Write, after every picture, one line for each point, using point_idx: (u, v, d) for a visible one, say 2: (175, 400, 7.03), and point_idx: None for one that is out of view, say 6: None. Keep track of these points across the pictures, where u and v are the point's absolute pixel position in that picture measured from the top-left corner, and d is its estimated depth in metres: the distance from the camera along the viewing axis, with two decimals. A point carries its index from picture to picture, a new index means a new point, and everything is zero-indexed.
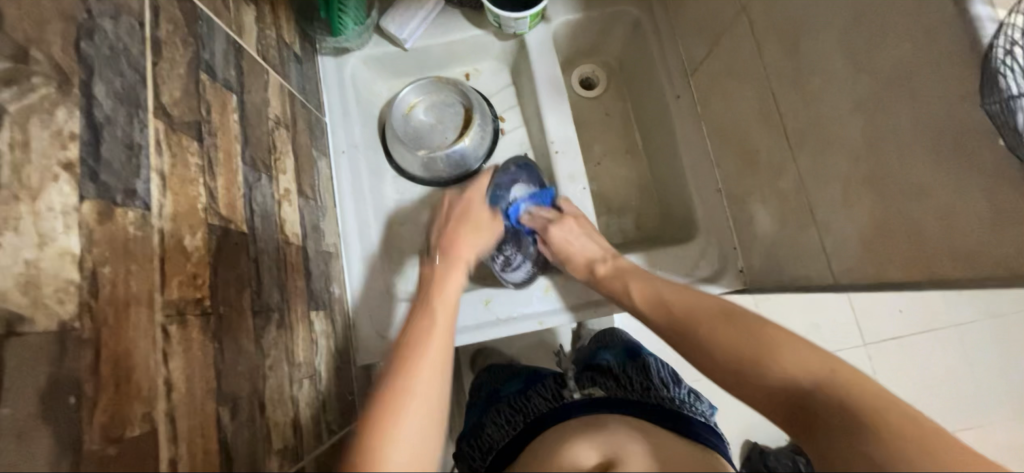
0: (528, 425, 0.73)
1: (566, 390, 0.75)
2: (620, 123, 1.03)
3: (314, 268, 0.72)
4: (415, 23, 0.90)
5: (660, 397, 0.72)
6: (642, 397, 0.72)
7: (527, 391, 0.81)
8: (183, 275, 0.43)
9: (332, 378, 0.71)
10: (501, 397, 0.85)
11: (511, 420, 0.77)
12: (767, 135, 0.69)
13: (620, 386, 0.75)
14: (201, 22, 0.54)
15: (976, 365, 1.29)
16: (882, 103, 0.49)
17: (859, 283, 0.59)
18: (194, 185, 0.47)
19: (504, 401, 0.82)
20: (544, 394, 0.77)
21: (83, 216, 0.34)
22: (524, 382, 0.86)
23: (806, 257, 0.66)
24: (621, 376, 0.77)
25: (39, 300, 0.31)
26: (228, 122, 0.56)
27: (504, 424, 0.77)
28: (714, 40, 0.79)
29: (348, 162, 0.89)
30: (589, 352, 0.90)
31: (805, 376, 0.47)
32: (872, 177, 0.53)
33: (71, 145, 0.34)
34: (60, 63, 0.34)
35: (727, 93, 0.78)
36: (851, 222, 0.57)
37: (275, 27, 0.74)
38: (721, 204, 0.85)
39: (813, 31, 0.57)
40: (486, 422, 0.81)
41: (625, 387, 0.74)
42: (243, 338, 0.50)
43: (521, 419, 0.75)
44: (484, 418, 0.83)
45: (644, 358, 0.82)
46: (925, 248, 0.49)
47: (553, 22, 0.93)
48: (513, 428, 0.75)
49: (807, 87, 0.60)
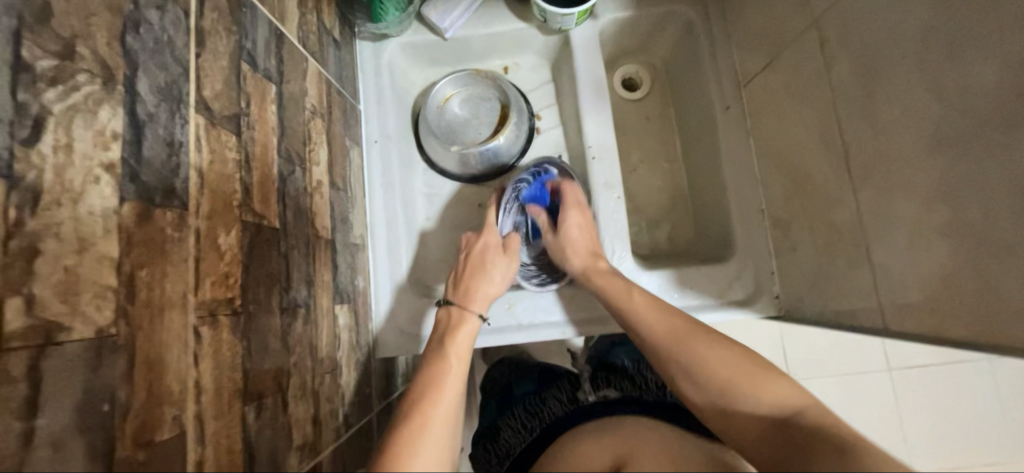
0: (546, 431, 0.72)
1: (581, 393, 0.74)
2: (661, 129, 0.99)
3: (341, 261, 0.72)
4: (457, 12, 0.87)
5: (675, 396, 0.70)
6: (657, 397, 0.71)
7: (541, 392, 0.79)
8: (216, 274, 0.42)
9: (352, 372, 0.71)
10: (516, 398, 0.84)
11: (528, 423, 0.76)
12: (825, 162, 0.64)
13: (635, 386, 0.73)
14: (245, 9, 0.52)
15: (1008, 402, 1.21)
16: (970, 146, 0.45)
17: (913, 332, 0.54)
18: (231, 181, 0.46)
19: (520, 399, 0.82)
20: (559, 397, 0.75)
21: (122, 219, 0.33)
22: (540, 382, 0.85)
23: (855, 296, 0.62)
24: (635, 375, 0.75)
25: (78, 307, 0.30)
26: (267, 114, 0.55)
27: (521, 428, 0.76)
28: (775, 52, 0.74)
29: (380, 153, 0.87)
30: (601, 347, 0.88)
31: (792, 401, 0.50)
32: (946, 225, 0.48)
33: (113, 145, 0.33)
34: (105, 58, 0.33)
35: (784, 110, 0.73)
36: (913, 267, 0.53)
37: (317, 12, 0.72)
38: (763, 227, 0.81)
39: (894, 57, 0.52)
40: (501, 423, 0.80)
41: (640, 387, 0.73)
42: (270, 336, 0.50)
43: (538, 424, 0.74)
44: (499, 419, 0.81)
45: None
46: (1000, 311, 0.44)
47: (600, 19, 0.89)
48: (530, 433, 0.74)
49: (878, 118, 0.55)
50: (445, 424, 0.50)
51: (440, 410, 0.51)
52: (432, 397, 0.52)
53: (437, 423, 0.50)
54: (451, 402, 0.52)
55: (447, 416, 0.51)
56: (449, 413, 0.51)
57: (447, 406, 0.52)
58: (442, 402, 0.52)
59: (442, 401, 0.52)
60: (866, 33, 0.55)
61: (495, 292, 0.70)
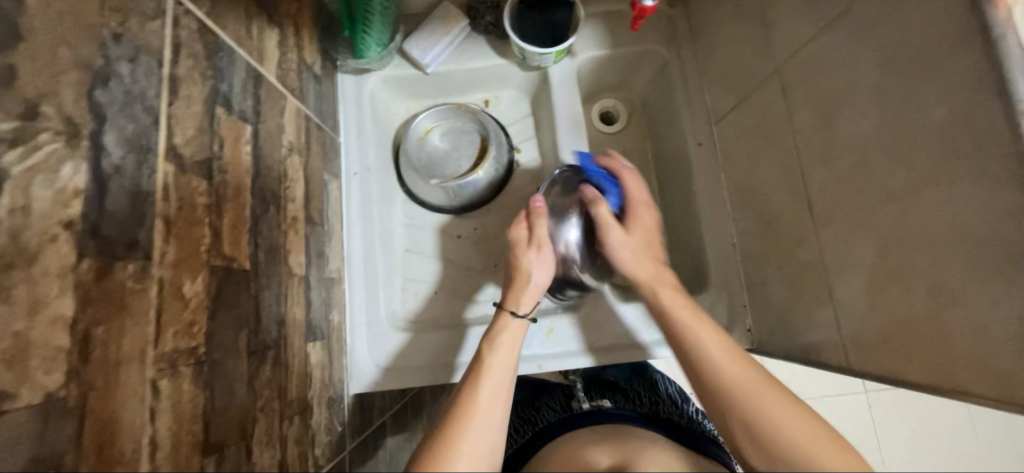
0: (538, 433, 0.72)
1: (575, 401, 0.75)
2: (638, 162, 1.01)
3: (315, 297, 0.71)
4: (438, 48, 0.89)
5: (668, 412, 0.73)
6: (652, 410, 0.74)
7: (536, 403, 0.81)
8: (179, 324, 0.42)
9: (323, 410, 0.70)
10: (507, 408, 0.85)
11: (520, 430, 0.76)
12: (790, 203, 0.67)
13: (629, 401, 0.76)
14: (221, 52, 0.53)
15: (980, 426, 1.24)
16: (916, 198, 0.47)
17: (875, 372, 0.56)
18: (200, 227, 0.46)
19: (513, 410, 0.82)
20: (554, 406, 0.76)
21: (79, 276, 0.33)
22: (531, 393, 0.85)
23: (820, 335, 0.64)
24: (630, 393, 0.79)
25: (26, 373, 0.30)
26: (241, 155, 0.55)
27: (513, 434, 0.76)
28: (742, 95, 0.77)
29: (359, 185, 0.88)
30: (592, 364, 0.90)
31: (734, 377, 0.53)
32: (899, 273, 0.50)
33: (73, 202, 0.33)
34: (72, 115, 0.33)
35: (752, 151, 0.76)
36: (871, 311, 0.55)
37: (297, 49, 0.74)
38: (735, 261, 0.83)
39: (847, 110, 0.55)
40: None
41: (633, 401, 0.76)
42: (236, 381, 0.49)
43: (530, 428, 0.74)
44: None
45: (650, 374, 0.84)
46: (951, 360, 0.46)
47: (578, 57, 0.91)
48: (522, 436, 0.74)
49: (835, 166, 0.57)
50: (495, 412, 0.55)
51: (488, 395, 0.56)
52: (479, 385, 0.56)
53: (486, 415, 0.54)
54: (495, 402, 0.55)
55: (494, 404, 0.55)
56: (500, 397, 0.56)
57: (496, 392, 0.56)
58: (489, 385, 0.57)
59: (491, 387, 0.56)
60: (821, 85, 0.58)
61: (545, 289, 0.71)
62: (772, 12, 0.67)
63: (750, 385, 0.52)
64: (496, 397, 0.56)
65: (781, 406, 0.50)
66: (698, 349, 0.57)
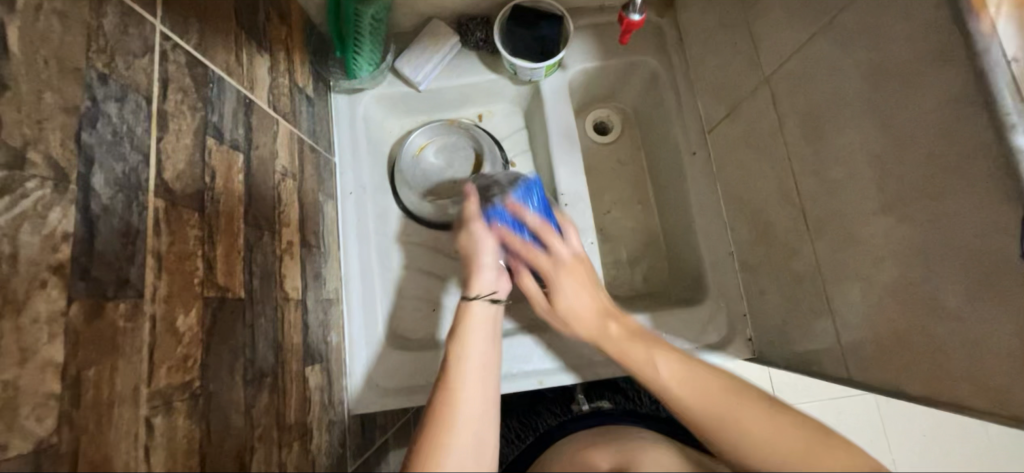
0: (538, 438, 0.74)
1: (575, 405, 0.78)
2: (633, 172, 1.01)
3: (312, 320, 0.71)
4: (429, 66, 0.89)
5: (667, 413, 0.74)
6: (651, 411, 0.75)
7: (536, 406, 0.83)
8: (173, 359, 0.42)
9: (324, 434, 0.69)
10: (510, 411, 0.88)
11: (521, 434, 0.79)
12: (785, 212, 0.67)
13: (627, 401, 0.78)
14: (211, 84, 0.53)
15: None
16: (908, 209, 0.47)
17: (876, 384, 0.56)
18: (192, 260, 0.46)
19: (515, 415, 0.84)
20: (553, 410, 0.79)
21: (69, 320, 0.33)
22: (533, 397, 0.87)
23: (820, 345, 0.64)
24: (629, 394, 0.80)
25: (16, 422, 0.30)
26: (233, 184, 0.55)
27: (514, 438, 0.79)
28: (733, 104, 0.77)
29: (355, 204, 0.88)
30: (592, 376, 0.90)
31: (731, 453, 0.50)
32: (894, 284, 0.50)
33: (62, 246, 0.33)
34: (58, 159, 0.34)
35: (745, 160, 0.76)
36: (869, 321, 0.54)
37: (288, 74, 0.74)
38: (733, 270, 0.83)
39: (837, 120, 0.55)
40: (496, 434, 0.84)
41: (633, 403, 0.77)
42: (232, 413, 0.49)
43: (531, 433, 0.77)
44: None
45: None
46: (949, 372, 0.46)
47: (569, 70, 0.92)
48: (523, 441, 0.76)
49: (828, 176, 0.57)
50: (480, 411, 0.53)
51: (473, 376, 0.56)
52: (462, 365, 0.57)
53: (474, 400, 0.54)
54: (475, 397, 0.54)
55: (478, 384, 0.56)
56: (483, 395, 0.55)
57: (479, 374, 0.57)
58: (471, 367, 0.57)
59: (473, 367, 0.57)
60: (810, 95, 0.59)
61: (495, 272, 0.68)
62: (759, 23, 0.67)
63: (701, 396, 0.52)
64: (477, 393, 0.55)
65: (751, 412, 0.48)
66: (641, 370, 0.58)
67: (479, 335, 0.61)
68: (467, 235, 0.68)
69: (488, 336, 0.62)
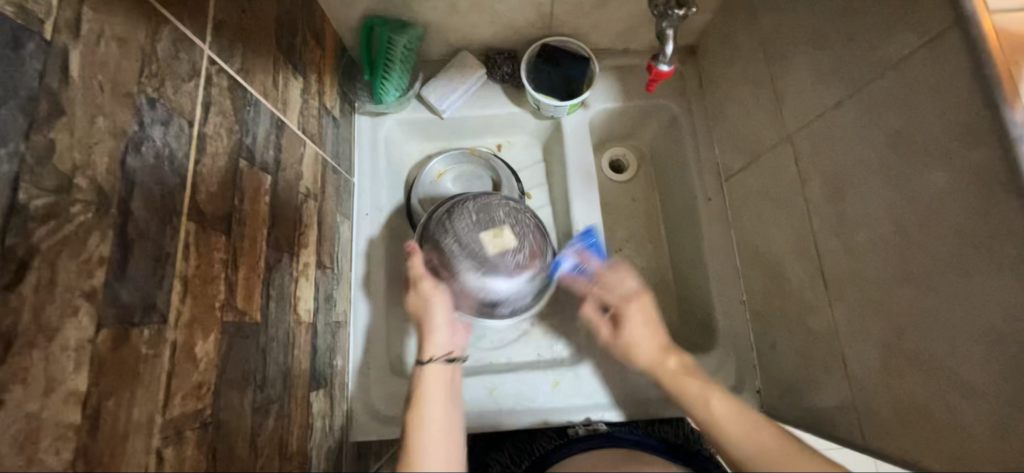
0: (535, 462, 0.72)
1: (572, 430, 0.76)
2: (647, 211, 1.02)
3: (320, 344, 0.70)
4: (455, 96, 0.91)
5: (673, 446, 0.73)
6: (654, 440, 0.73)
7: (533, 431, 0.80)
8: (189, 387, 0.41)
9: (322, 463, 0.68)
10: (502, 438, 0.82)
11: (517, 459, 0.75)
12: (803, 268, 0.67)
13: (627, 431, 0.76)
14: (248, 106, 0.54)
15: None
16: (933, 281, 0.47)
17: (891, 453, 0.55)
18: (215, 283, 0.46)
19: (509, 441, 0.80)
20: (551, 435, 0.77)
21: (96, 348, 0.32)
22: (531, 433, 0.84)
23: (833, 407, 0.63)
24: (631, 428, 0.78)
25: (34, 456, 0.29)
26: (259, 206, 0.55)
27: (509, 464, 0.75)
28: (752, 156, 0.78)
29: (370, 226, 0.88)
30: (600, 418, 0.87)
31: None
32: (915, 355, 0.50)
33: (97, 272, 0.33)
34: (102, 184, 0.34)
35: (762, 212, 0.77)
36: (886, 388, 0.54)
37: (318, 96, 0.75)
38: (745, 319, 0.82)
39: (861, 187, 0.55)
40: (488, 461, 0.78)
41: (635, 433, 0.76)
42: (238, 442, 0.48)
43: (527, 457, 0.74)
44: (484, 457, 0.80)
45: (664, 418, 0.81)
46: (969, 450, 0.46)
47: (591, 108, 0.93)
48: (518, 466, 0.73)
49: (850, 239, 0.58)
50: None
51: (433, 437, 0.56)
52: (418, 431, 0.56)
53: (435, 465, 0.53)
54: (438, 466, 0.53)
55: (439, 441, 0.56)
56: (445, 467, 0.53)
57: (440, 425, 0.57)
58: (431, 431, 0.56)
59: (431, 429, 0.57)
60: (834, 158, 0.59)
61: (440, 317, 0.65)
62: (783, 81, 0.69)
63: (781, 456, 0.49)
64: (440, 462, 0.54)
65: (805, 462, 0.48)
66: (698, 400, 0.57)
67: (433, 393, 0.60)
68: (417, 298, 0.67)
69: (443, 393, 0.61)
